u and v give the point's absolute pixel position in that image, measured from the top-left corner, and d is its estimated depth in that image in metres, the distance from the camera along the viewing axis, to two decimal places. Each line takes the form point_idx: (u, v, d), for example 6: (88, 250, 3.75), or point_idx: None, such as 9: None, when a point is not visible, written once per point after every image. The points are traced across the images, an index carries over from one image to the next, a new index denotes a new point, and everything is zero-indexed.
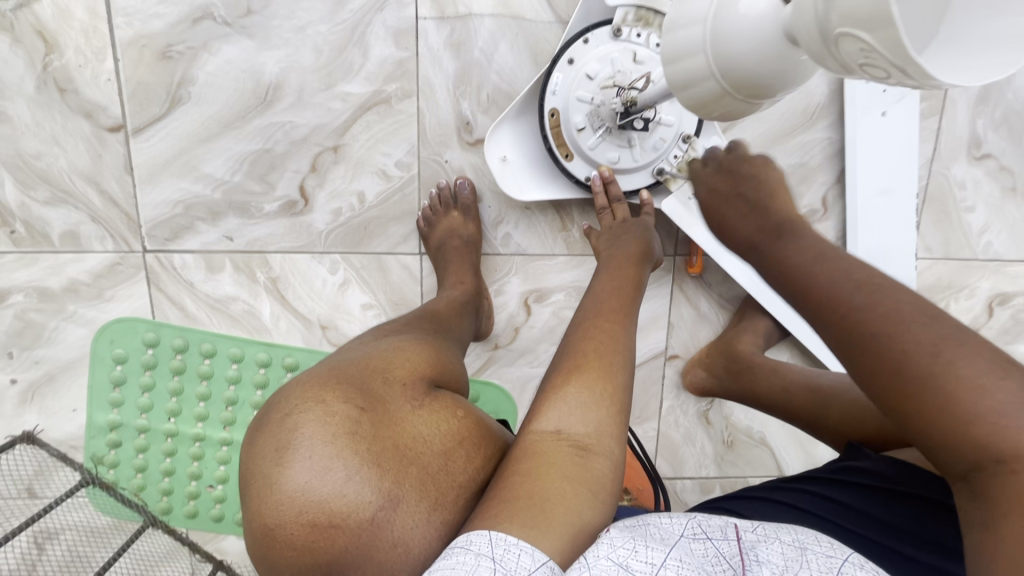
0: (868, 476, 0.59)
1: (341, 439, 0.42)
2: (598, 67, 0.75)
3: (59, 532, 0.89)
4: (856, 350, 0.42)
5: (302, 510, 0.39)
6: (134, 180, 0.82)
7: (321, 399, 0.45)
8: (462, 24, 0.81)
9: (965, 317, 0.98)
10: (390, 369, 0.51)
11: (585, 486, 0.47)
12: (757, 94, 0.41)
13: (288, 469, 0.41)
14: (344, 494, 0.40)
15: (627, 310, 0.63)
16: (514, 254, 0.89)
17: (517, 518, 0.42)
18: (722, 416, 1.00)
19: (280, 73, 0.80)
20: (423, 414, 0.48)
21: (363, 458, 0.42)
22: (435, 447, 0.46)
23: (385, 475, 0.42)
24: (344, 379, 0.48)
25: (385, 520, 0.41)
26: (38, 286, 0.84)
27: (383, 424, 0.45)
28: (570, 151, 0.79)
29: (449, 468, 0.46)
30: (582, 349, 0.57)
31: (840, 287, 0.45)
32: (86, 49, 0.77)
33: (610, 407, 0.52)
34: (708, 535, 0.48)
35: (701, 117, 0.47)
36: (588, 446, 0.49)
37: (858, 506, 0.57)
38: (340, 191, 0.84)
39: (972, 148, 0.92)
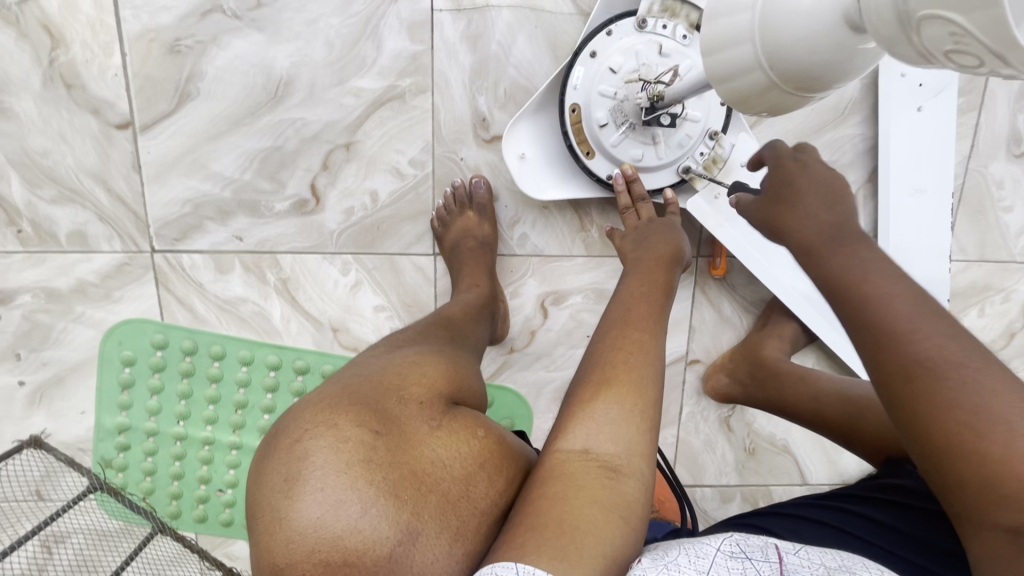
0: (907, 494, 0.56)
1: (355, 468, 0.40)
2: (622, 60, 0.72)
3: (67, 535, 0.88)
4: (895, 386, 0.42)
5: (315, 547, 0.37)
6: (143, 179, 0.80)
7: (332, 423, 0.42)
8: (479, 17, 0.77)
9: (999, 322, 0.95)
10: (404, 386, 0.48)
11: (615, 510, 0.44)
12: (808, 87, 0.38)
13: (299, 502, 0.38)
14: (360, 529, 0.38)
15: (656, 317, 0.60)
16: (531, 255, 0.86)
17: (544, 551, 0.39)
18: (744, 423, 0.96)
19: (291, 68, 0.77)
20: (441, 437, 0.45)
21: (379, 489, 0.39)
22: (455, 472, 0.43)
23: (403, 506, 0.39)
24: (357, 399, 0.45)
25: (404, 554, 0.38)
26: (45, 287, 0.82)
27: (399, 448, 0.42)
28: (591, 148, 0.75)
29: (470, 495, 0.43)
30: (610, 360, 0.54)
31: (882, 313, 0.44)
32: (92, 44, 0.75)
33: (640, 423, 0.50)
34: (746, 555, 0.45)
35: (742, 112, 0.44)
36: (617, 468, 0.47)
37: (898, 525, 0.54)
38: (352, 190, 0.82)
39: (1013, 145, 0.87)
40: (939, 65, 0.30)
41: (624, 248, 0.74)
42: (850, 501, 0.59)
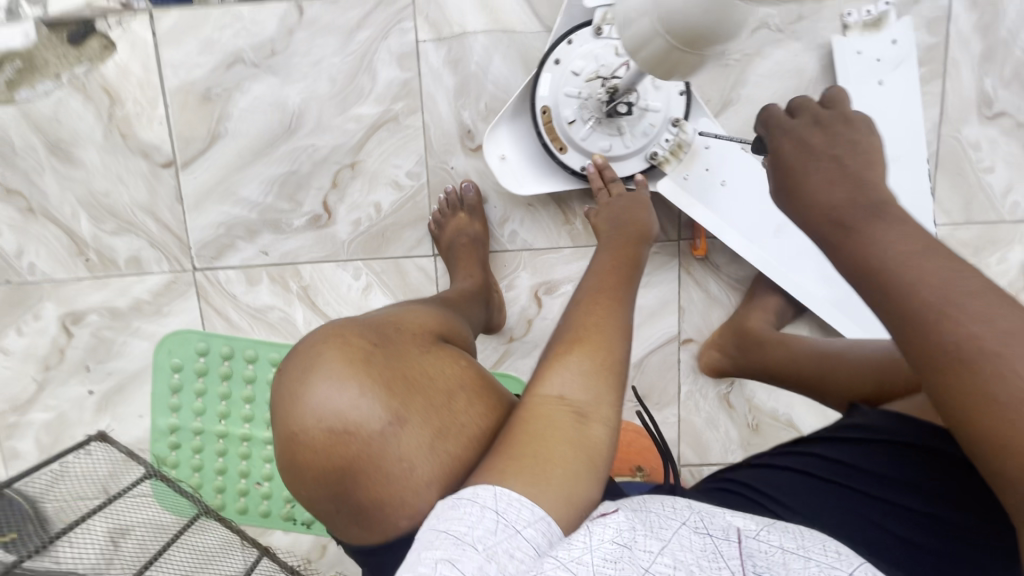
0: (864, 429, 0.59)
1: (357, 364, 0.46)
2: (583, 64, 0.80)
3: (130, 529, 1.01)
4: (910, 333, 0.40)
5: (317, 422, 0.44)
6: (184, 208, 0.93)
7: (341, 332, 0.49)
8: (458, 43, 0.88)
9: (997, 282, 0.95)
10: (404, 320, 0.54)
11: (579, 449, 0.49)
12: (699, 44, 0.48)
13: (308, 386, 0.45)
14: (356, 410, 0.44)
15: (622, 286, 0.66)
16: (522, 249, 0.94)
17: (520, 478, 0.46)
18: (744, 399, 0.99)
19: (301, 103, 0.90)
20: (434, 356, 0.50)
21: (375, 382, 0.45)
22: (443, 385, 0.49)
23: (393, 400, 0.45)
24: (363, 321, 0.51)
25: (391, 436, 0.44)
26: (109, 306, 0.96)
27: (395, 357, 0.48)
28: (563, 144, 0.84)
29: (453, 406, 0.48)
30: (584, 321, 0.59)
31: (897, 253, 0.42)
32: (142, 99, 0.90)
33: (608, 376, 0.54)
34: (709, 531, 0.48)
35: (661, 78, 0.54)
36: (584, 413, 0.51)
37: (861, 465, 0.57)
38: (359, 203, 0.93)
39: (983, 107, 0.89)
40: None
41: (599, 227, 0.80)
42: (817, 444, 0.61)
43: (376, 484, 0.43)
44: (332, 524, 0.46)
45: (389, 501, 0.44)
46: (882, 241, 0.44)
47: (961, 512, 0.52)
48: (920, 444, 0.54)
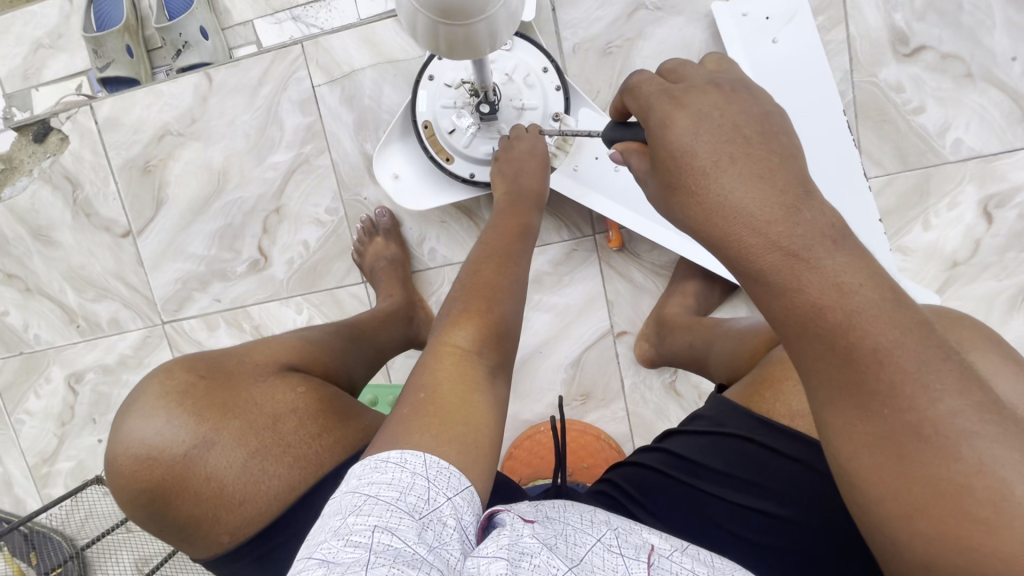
0: (709, 423, 0.56)
1: (171, 395, 0.51)
2: (454, 75, 0.82)
3: (151, 557, 1.15)
4: (814, 338, 0.36)
5: (131, 448, 0.49)
6: (146, 270, 1.05)
7: (172, 368, 0.54)
8: (349, 81, 0.93)
9: (955, 230, 0.86)
10: (251, 352, 0.58)
11: (490, 409, 0.51)
12: (456, 14, 0.47)
13: (128, 417, 0.50)
14: (161, 437, 0.49)
15: (513, 256, 0.65)
16: (443, 265, 0.97)
17: (440, 438, 0.45)
18: (692, 386, 0.96)
19: (225, 161, 0.98)
20: (263, 384, 0.54)
21: (187, 410, 0.50)
22: (262, 411, 0.52)
23: (203, 423, 0.50)
24: (204, 356, 0.56)
25: (196, 458, 0.49)
26: (102, 364, 1.09)
27: (218, 386, 0.53)
28: (449, 155, 0.84)
29: (273, 427, 0.52)
30: (472, 283, 0.61)
31: (788, 242, 0.35)
32: (97, 180, 1.02)
33: (496, 334, 0.56)
34: (620, 550, 0.43)
35: (442, 56, 0.53)
36: (493, 373, 0.54)
37: (701, 460, 0.54)
38: (290, 243, 1.00)
39: (898, 45, 0.83)
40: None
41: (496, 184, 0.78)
42: (670, 440, 0.59)
43: (184, 502, 0.48)
44: (168, 541, 0.52)
45: (205, 519, 0.49)
46: (727, 199, 0.36)
47: (788, 506, 0.50)
48: (754, 439, 0.53)
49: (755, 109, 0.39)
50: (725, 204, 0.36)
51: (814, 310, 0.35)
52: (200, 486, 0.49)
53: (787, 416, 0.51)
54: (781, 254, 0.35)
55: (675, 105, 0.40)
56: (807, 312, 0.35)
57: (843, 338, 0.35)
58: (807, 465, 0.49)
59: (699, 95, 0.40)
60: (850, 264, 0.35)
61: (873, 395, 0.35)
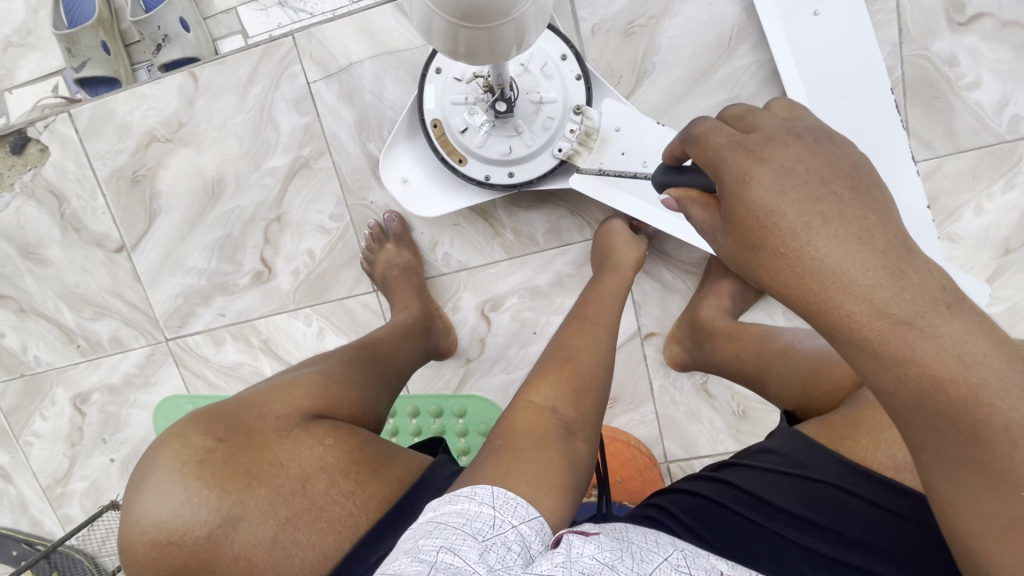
0: (782, 461, 0.52)
1: (188, 466, 0.45)
2: (464, 67, 0.74)
3: None
4: (923, 414, 0.31)
5: (146, 530, 0.44)
6: (144, 285, 0.99)
7: (183, 432, 0.48)
8: (347, 76, 0.86)
9: (1008, 216, 0.80)
10: (268, 403, 0.52)
11: (566, 459, 0.48)
12: (483, 17, 0.39)
13: (140, 496, 0.45)
14: (182, 516, 0.43)
15: (605, 318, 0.67)
16: (458, 270, 0.92)
17: (522, 479, 0.43)
18: (724, 386, 0.92)
19: (218, 168, 0.92)
20: (290, 442, 0.48)
21: (205, 484, 0.44)
22: (295, 472, 0.47)
23: (225, 497, 0.44)
24: (217, 414, 0.50)
25: (223, 536, 0.43)
26: (107, 384, 1.05)
27: (239, 450, 0.46)
28: (461, 156, 0.77)
29: (304, 491, 0.46)
30: (561, 349, 0.61)
31: (893, 316, 0.30)
32: (83, 193, 0.96)
33: (583, 395, 0.55)
34: (695, 571, 0.36)
35: (463, 62, 0.46)
36: (572, 432, 0.52)
37: (771, 499, 0.50)
38: (294, 253, 0.94)
39: (953, 13, 0.75)
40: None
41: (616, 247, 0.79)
42: (734, 470, 0.55)
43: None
44: None
45: None
46: (826, 266, 0.30)
47: (878, 562, 0.45)
48: (836, 483, 0.48)
49: (842, 159, 0.32)
50: (824, 270, 0.30)
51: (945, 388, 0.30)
52: (229, 565, 0.44)
53: (892, 467, 0.46)
54: (893, 322, 0.30)
55: (753, 158, 0.33)
56: (931, 389, 0.30)
57: (965, 416, 0.30)
58: (897, 515, 0.45)
59: (780, 148, 0.33)
60: (968, 334, 0.30)
61: (1005, 475, 0.30)
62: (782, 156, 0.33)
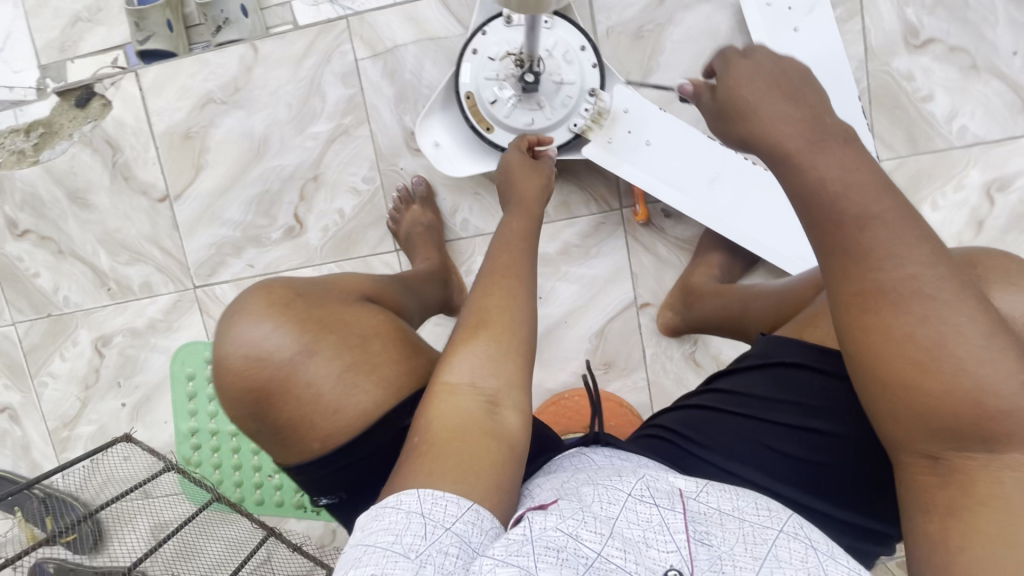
0: (763, 360, 0.61)
1: (277, 305, 0.55)
2: (497, 49, 0.87)
3: (169, 524, 1.16)
4: (819, 222, 0.45)
5: (236, 353, 0.53)
6: (181, 234, 1.07)
7: (268, 285, 0.58)
8: (391, 56, 0.98)
9: (959, 212, 0.92)
10: (335, 281, 0.63)
11: (491, 434, 0.53)
12: None
13: (230, 326, 0.54)
14: (270, 343, 0.53)
15: (520, 266, 0.66)
16: (475, 235, 1.01)
17: (449, 477, 0.49)
18: (711, 357, 1.00)
19: (266, 129, 1.02)
20: (354, 307, 0.60)
21: (288, 320, 0.54)
22: (358, 328, 0.57)
23: (304, 334, 0.54)
24: (296, 280, 0.61)
25: (302, 363, 0.53)
26: (130, 327, 1.11)
27: (314, 304, 0.57)
28: (489, 124, 0.88)
29: (365, 346, 0.56)
30: (485, 306, 0.61)
31: (803, 143, 0.46)
32: (137, 145, 1.05)
33: (516, 360, 0.58)
34: (655, 500, 0.49)
35: (513, 10, 0.57)
36: (496, 402, 0.55)
37: (759, 393, 0.59)
38: (325, 211, 1.03)
39: (910, 37, 0.89)
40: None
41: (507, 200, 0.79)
42: (721, 379, 0.64)
43: (289, 403, 0.53)
44: (262, 441, 0.56)
45: (306, 422, 0.53)
46: (766, 112, 0.49)
47: (839, 423, 0.55)
48: (811, 368, 0.57)
49: (798, 67, 0.51)
50: (761, 118, 0.49)
51: (831, 222, 0.44)
52: (300, 390, 0.53)
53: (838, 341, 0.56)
54: (806, 147, 0.46)
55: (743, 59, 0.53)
56: (817, 233, 0.45)
57: (848, 216, 0.43)
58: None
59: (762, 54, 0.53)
60: (851, 164, 0.45)
61: (861, 262, 0.43)
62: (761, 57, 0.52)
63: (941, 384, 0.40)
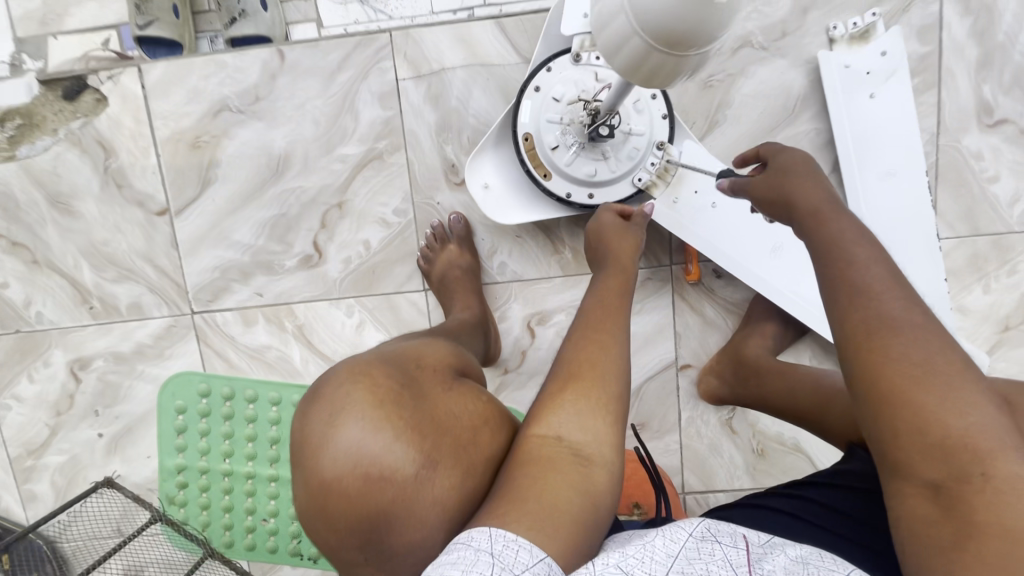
0: (853, 477, 0.59)
1: (388, 404, 0.48)
2: (563, 89, 0.79)
3: (144, 567, 1.05)
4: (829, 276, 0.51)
5: (352, 466, 0.45)
6: (180, 254, 0.95)
7: (364, 372, 0.50)
8: (437, 79, 0.89)
9: (1011, 297, 0.90)
10: (422, 354, 0.57)
11: (583, 494, 0.50)
12: (684, 46, 0.44)
13: (338, 431, 0.46)
14: (388, 455, 0.46)
15: (614, 319, 0.64)
16: (512, 280, 0.94)
17: (525, 521, 0.46)
18: (747, 424, 0.97)
19: (287, 146, 0.91)
20: (457, 392, 0.54)
21: (403, 428, 0.47)
22: (468, 422, 0.52)
23: (424, 443, 0.48)
24: (383, 359, 0.53)
25: (424, 480, 0.47)
26: (114, 351, 0.99)
27: (422, 399, 0.51)
28: (547, 171, 0.81)
29: (477, 441, 0.52)
30: (581, 358, 0.59)
31: (810, 211, 0.56)
32: (135, 149, 0.93)
33: (607, 417, 0.55)
34: (716, 540, 0.51)
35: (638, 85, 0.50)
36: (587, 455, 0.53)
37: (840, 507, 0.57)
38: (348, 242, 0.94)
39: (984, 115, 0.86)
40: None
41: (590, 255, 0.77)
42: (807, 488, 0.61)
43: (406, 526, 0.47)
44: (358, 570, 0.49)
45: (419, 538, 0.47)
46: (777, 183, 0.60)
47: None
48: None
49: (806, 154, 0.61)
50: (768, 187, 0.61)
51: (840, 267, 0.50)
52: (422, 510, 0.47)
53: None
54: (813, 215, 0.55)
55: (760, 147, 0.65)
56: (826, 274, 0.51)
57: (842, 271, 0.50)
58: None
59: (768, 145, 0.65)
60: (853, 232, 0.52)
61: (854, 307, 0.48)
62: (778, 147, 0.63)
63: (928, 407, 0.42)
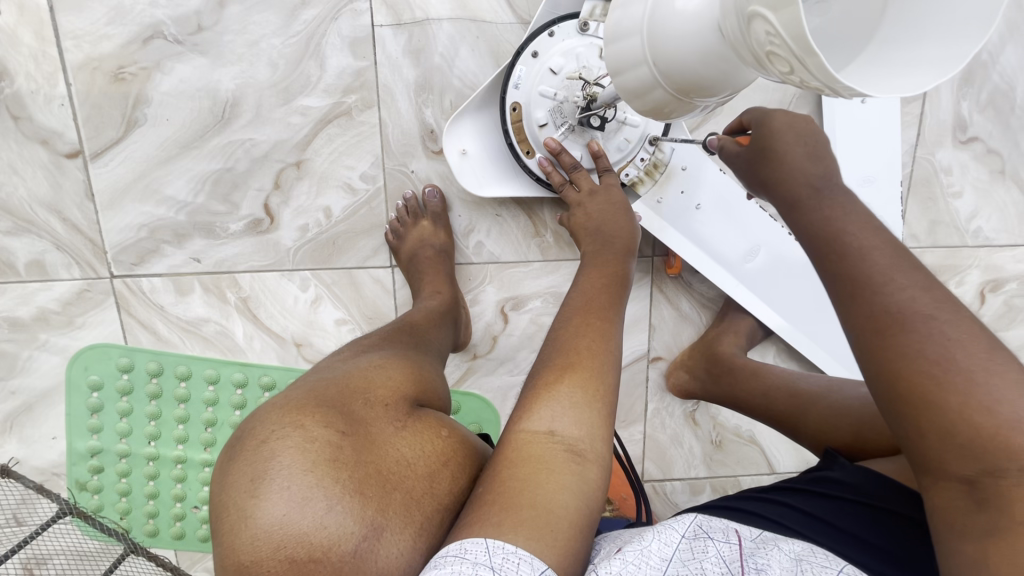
0: (839, 488, 0.55)
1: (321, 467, 0.43)
2: (562, 61, 0.71)
3: (49, 558, 0.90)
4: (862, 335, 0.41)
5: (279, 543, 0.40)
6: (96, 206, 0.80)
7: (299, 424, 0.46)
8: (420, 30, 0.78)
9: None
10: (370, 389, 0.52)
11: (572, 506, 0.45)
12: (700, 93, 0.41)
13: (263, 502, 0.41)
14: (323, 526, 0.41)
15: (612, 311, 0.61)
16: (488, 262, 0.88)
17: (521, 531, 0.41)
18: (709, 417, 0.98)
19: (236, 90, 0.78)
20: (406, 435, 0.49)
21: (343, 488, 0.43)
22: (418, 468, 0.47)
23: (367, 502, 0.43)
24: (323, 401, 0.48)
25: (370, 549, 0.42)
26: (8, 317, 0.83)
27: (364, 448, 0.46)
28: (530, 148, 0.76)
29: (433, 491, 0.47)
30: (572, 346, 0.55)
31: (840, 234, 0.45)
32: (36, 74, 0.75)
33: (600, 409, 0.51)
34: (709, 535, 0.49)
35: (642, 115, 0.48)
36: (582, 452, 0.48)
37: (818, 513, 0.53)
38: (306, 207, 0.83)
39: (958, 132, 0.89)
40: (772, 74, 0.35)
41: (580, 239, 0.74)
42: (788, 493, 0.57)
43: None
44: None
45: None
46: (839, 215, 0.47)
47: None
48: (888, 506, 0.51)
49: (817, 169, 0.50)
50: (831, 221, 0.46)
51: (820, 225, 0.46)
52: None
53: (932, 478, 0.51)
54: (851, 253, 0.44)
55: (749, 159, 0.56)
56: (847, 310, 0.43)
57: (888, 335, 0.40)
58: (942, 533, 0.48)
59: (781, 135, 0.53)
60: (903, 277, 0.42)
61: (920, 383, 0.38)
62: (796, 158, 0.51)
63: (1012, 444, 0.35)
